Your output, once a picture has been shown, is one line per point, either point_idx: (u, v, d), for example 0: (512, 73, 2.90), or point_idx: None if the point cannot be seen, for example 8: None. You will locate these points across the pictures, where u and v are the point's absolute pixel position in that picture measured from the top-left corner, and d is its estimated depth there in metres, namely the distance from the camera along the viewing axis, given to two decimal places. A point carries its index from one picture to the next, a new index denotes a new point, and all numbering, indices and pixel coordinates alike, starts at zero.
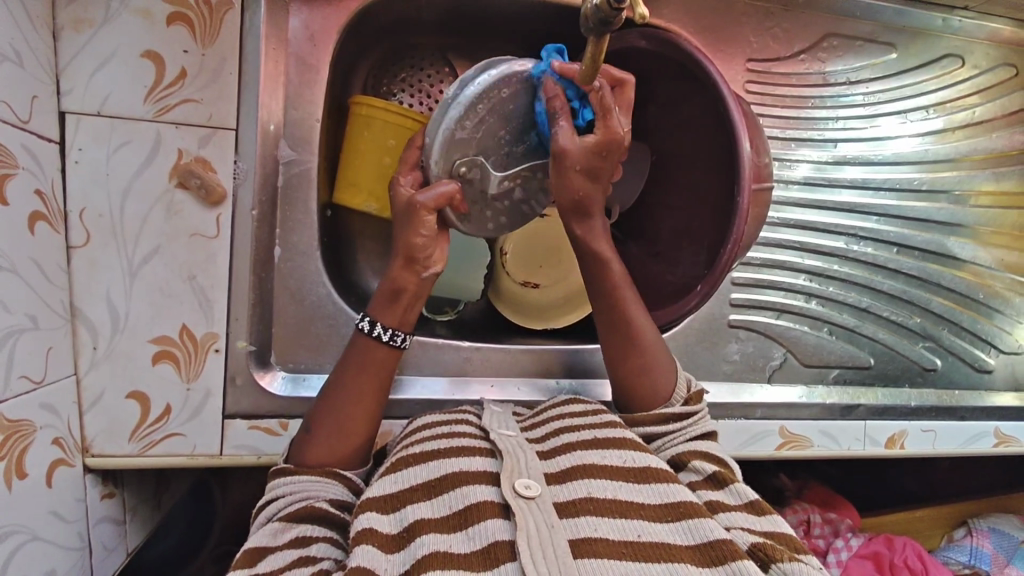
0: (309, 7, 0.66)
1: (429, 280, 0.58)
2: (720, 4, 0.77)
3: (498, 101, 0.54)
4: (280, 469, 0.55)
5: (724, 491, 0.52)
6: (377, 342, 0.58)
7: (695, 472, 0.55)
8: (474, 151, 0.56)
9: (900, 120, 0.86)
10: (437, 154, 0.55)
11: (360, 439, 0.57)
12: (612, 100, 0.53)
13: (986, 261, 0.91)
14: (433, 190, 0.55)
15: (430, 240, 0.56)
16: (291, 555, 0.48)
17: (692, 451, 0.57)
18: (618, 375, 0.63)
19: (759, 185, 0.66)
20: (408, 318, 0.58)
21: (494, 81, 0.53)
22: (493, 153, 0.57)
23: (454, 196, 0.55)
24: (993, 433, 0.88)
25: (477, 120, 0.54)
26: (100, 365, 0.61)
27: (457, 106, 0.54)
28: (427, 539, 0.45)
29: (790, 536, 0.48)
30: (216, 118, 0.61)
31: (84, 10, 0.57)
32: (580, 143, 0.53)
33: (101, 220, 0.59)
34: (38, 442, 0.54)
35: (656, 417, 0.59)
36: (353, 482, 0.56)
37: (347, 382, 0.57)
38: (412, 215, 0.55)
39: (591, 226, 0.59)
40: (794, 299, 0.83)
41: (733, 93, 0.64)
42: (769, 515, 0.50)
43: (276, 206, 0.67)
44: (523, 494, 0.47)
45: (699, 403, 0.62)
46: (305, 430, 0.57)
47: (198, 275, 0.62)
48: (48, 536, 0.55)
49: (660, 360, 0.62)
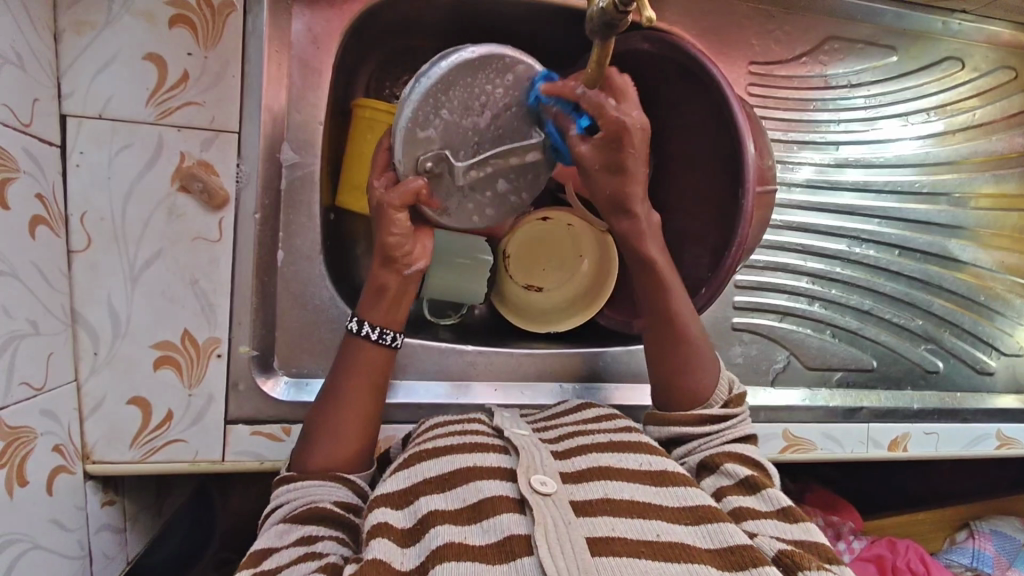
0: (311, 10, 0.66)
1: (414, 276, 0.58)
2: (723, 7, 0.77)
3: (458, 90, 0.50)
4: (284, 477, 0.54)
5: (755, 497, 0.52)
6: (367, 342, 0.58)
7: (727, 475, 0.54)
8: (438, 146, 0.52)
9: (901, 122, 0.86)
10: (399, 152, 0.52)
11: (357, 445, 0.56)
12: (602, 95, 0.52)
13: (986, 263, 0.91)
14: (398, 187, 0.53)
15: (404, 237, 0.55)
16: (296, 551, 0.48)
17: (725, 453, 0.57)
18: (661, 379, 0.62)
19: (764, 188, 0.66)
20: (395, 318, 0.58)
21: (449, 71, 0.49)
22: (461, 144, 0.52)
23: (421, 191, 0.53)
24: (997, 435, 0.87)
25: (436, 113, 0.50)
26: (100, 371, 0.60)
27: (410, 99, 0.50)
28: (441, 530, 0.45)
29: (822, 546, 0.48)
30: (219, 121, 0.61)
31: (85, 12, 0.57)
32: (592, 146, 0.53)
33: (102, 223, 0.59)
34: (39, 449, 0.53)
35: (690, 417, 0.59)
36: (358, 486, 0.55)
37: (338, 389, 0.57)
38: (382, 215, 0.54)
39: (636, 223, 0.59)
40: (797, 301, 0.83)
41: (738, 97, 0.65)
42: (803, 524, 0.49)
43: (279, 209, 0.66)
44: (540, 490, 0.47)
45: (740, 405, 0.61)
46: (303, 439, 0.56)
47: (200, 279, 0.62)
48: (49, 545, 0.54)
49: (701, 358, 0.61)
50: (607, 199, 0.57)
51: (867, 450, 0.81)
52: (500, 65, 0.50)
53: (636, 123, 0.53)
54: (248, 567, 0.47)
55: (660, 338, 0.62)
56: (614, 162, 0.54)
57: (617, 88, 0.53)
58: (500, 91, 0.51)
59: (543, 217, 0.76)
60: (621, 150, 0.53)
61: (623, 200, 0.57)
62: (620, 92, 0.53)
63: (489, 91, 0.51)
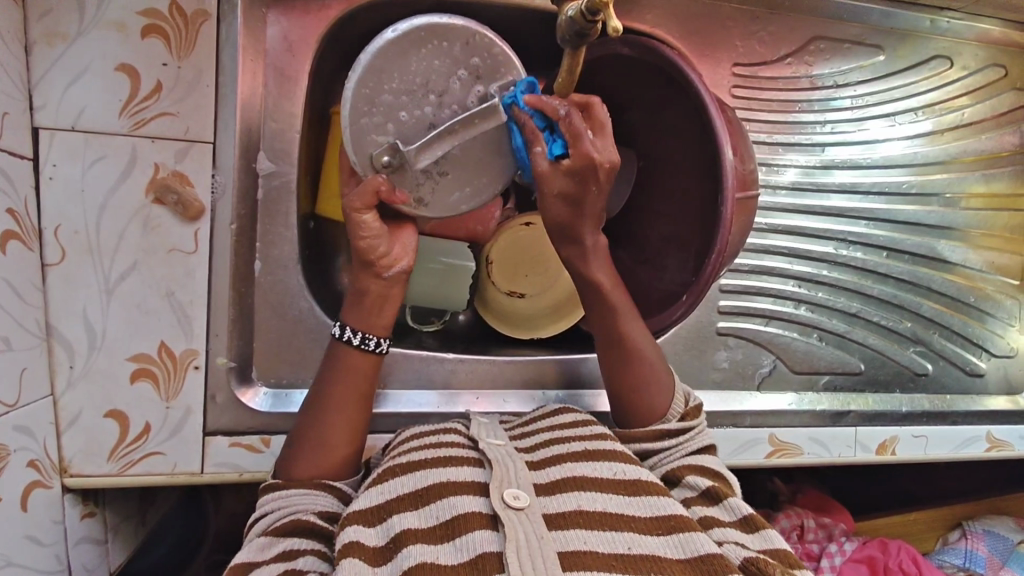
0: (287, 17, 0.66)
1: (395, 279, 0.56)
2: (705, 7, 0.76)
3: (392, 78, 0.49)
4: (269, 484, 0.54)
5: (717, 507, 0.53)
6: (350, 348, 0.57)
7: (689, 488, 0.55)
8: (392, 137, 0.50)
9: (888, 123, 0.85)
10: (352, 152, 0.50)
11: (346, 452, 0.56)
12: (582, 124, 0.50)
13: (976, 263, 0.90)
14: (360, 188, 0.51)
15: (376, 238, 0.54)
16: (275, 568, 0.47)
17: (689, 466, 0.57)
18: (615, 380, 0.63)
19: (745, 194, 0.65)
20: (380, 322, 0.57)
21: (373, 59, 0.48)
22: (416, 132, 0.50)
23: (382, 187, 0.51)
24: (986, 438, 0.87)
25: (377, 109, 0.49)
26: (77, 384, 0.60)
27: (346, 97, 0.49)
28: (414, 550, 0.44)
29: (784, 552, 0.49)
30: (193, 131, 0.60)
31: (56, 23, 0.56)
32: (555, 171, 0.51)
33: (76, 236, 0.58)
34: (12, 464, 0.53)
35: (652, 434, 0.59)
36: (342, 493, 0.55)
37: (326, 395, 0.56)
38: (350, 219, 0.53)
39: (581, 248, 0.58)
40: (783, 305, 0.82)
41: (716, 101, 0.64)
42: (763, 531, 0.50)
43: (255, 219, 0.66)
44: (512, 504, 0.47)
45: (697, 418, 0.62)
46: (290, 446, 0.56)
47: (176, 291, 0.62)
48: (23, 561, 0.54)
49: (660, 379, 0.62)
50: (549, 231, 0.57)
51: (855, 454, 0.81)
52: (431, 43, 0.48)
53: (608, 159, 0.52)
54: None
55: (612, 353, 0.62)
56: (579, 193, 0.53)
57: (599, 122, 0.53)
58: (441, 68, 0.49)
59: (525, 223, 0.75)
60: (584, 184, 0.52)
61: (570, 228, 0.56)
62: (600, 127, 0.52)
63: (427, 73, 0.49)
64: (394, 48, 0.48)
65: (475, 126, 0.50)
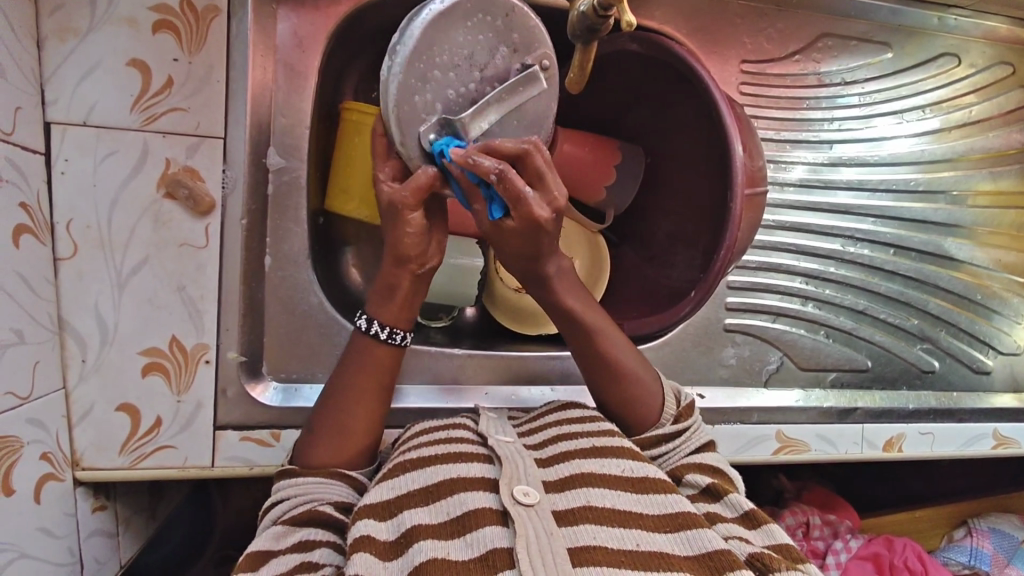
0: (296, 13, 0.66)
1: (427, 275, 0.56)
2: (713, 4, 0.76)
3: (439, 52, 0.47)
4: (285, 470, 0.55)
5: (718, 504, 0.53)
6: (375, 341, 0.57)
7: (691, 486, 0.55)
8: (438, 114, 0.49)
9: (896, 120, 0.85)
10: (399, 140, 0.49)
11: (363, 442, 0.57)
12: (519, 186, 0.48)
13: (983, 261, 0.90)
14: (410, 183, 0.50)
15: (419, 234, 0.53)
16: (292, 560, 0.47)
17: (686, 464, 0.58)
18: (603, 393, 0.62)
19: (754, 189, 0.65)
20: (406, 316, 0.57)
21: (424, 32, 0.45)
22: (460, 107, 0.49)
23: (434, 181, 0.50)
24: (992, 435, 0.88)
25: (428, 86, 0.47)
26: (89, 378, 0.60)
27: (394, 73, 0.46)
28: (425, 545, 0.44)
29: (789, 547, 0.49)
30: (204, 126, 0.61)
31: (69, 18, 0.56)
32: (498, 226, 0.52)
33: (88, 230, 0.59)
34: (25, 457, 0.54)
35: (650, 440, 0.59)
36: (359, 482, 0.55)
37: (345, 384, 0.57)
38: (396, 214, 0.52)
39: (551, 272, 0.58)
40: (790, 302, 0.82)
41: (726, 96, 0.64)
42: (766, 526, 0.50)
43: (266, 214, 0.66)
44: (522, 501, 0.47)
45: (691, 416, 0.62)
46: (307, 435, 0.57)
47: (187, 286, 0.62)
48: (37, 553, 0.54)
49: (647, 386, 0.62)
50: (521, 273, 0.58)
51: (861, 450, 0.81)
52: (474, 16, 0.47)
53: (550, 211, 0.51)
54: (246, 568, 0.47)
55: (598, 371, 0.62)
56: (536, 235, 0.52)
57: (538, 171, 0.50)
58: (485, 43, 0.48)
59: None
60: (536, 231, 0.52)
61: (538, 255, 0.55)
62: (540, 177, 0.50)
63: (471, 47, 0.48)
64: (443, 18, 0.46)
65: (518, 93, 0.50)
